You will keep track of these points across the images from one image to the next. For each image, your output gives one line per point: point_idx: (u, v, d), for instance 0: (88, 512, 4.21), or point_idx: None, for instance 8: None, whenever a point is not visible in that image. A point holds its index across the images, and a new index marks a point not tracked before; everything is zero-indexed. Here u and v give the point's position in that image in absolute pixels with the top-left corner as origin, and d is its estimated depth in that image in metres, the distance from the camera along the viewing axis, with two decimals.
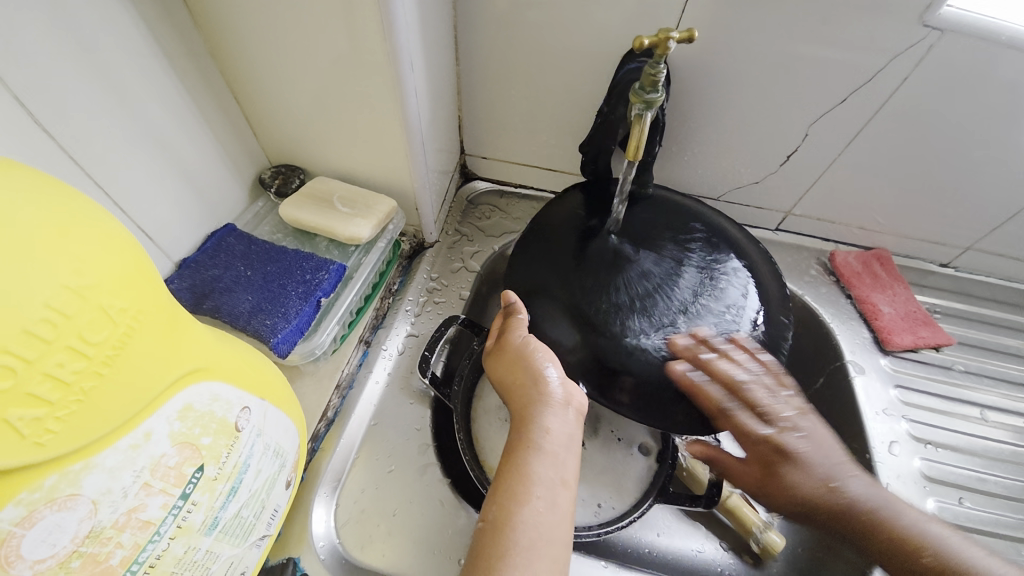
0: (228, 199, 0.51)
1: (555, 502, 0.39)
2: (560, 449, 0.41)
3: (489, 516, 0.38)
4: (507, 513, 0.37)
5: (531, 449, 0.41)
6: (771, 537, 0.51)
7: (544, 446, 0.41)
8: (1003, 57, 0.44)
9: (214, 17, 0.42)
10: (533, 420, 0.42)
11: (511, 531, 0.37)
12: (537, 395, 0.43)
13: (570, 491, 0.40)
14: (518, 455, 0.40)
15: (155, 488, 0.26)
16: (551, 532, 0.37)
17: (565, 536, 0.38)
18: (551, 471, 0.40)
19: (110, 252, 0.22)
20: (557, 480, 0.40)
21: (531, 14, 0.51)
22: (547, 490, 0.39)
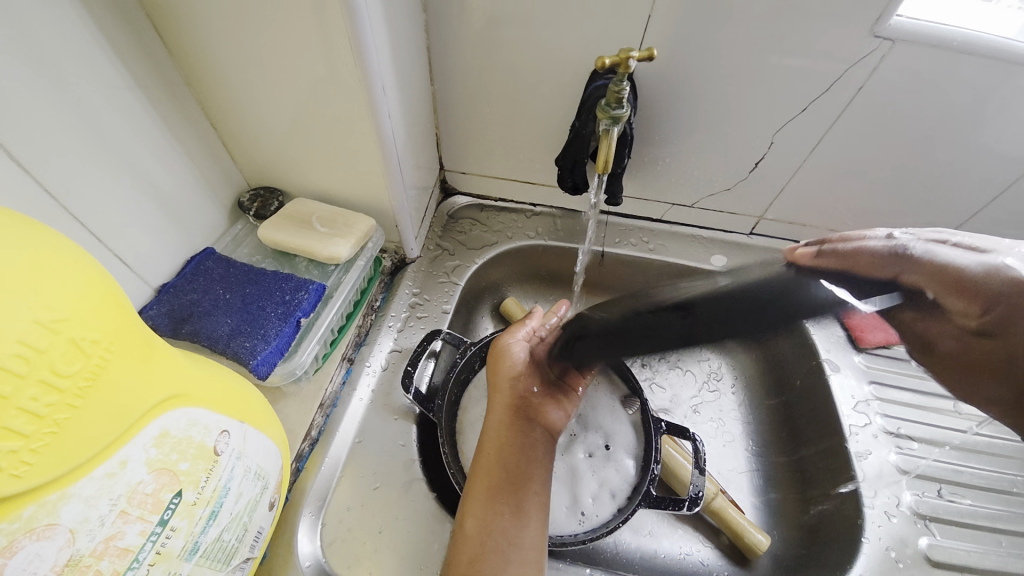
0: (206, 223, 0.52)
1: (523, 509, 0.40)
2: (527, 455, 0.43)
3: (464, 523, 0.39)
4: (478, 518, 0.39)
5: (499, 455, 0.42)
6: (755, 537, 0.52)
7: (511, 452, 0.42)
8: (952, 62, 0.47)
9: (189, 48, 0.43)
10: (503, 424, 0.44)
11: (482, 536, 0.38)
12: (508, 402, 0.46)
13: (541, 498, 0.41)
14: (484, 461, 0.42)
15: (133, 515, 0.26)
16: (522, 535, 0.39)
17: (537, 540, 0.39)
18: (518, 475, 0.41)
19: (81, 285, 0.23)
20: (525, 485, 0.41)
21: (502, 35, 0.52)
22: (516, 494, 0.40)
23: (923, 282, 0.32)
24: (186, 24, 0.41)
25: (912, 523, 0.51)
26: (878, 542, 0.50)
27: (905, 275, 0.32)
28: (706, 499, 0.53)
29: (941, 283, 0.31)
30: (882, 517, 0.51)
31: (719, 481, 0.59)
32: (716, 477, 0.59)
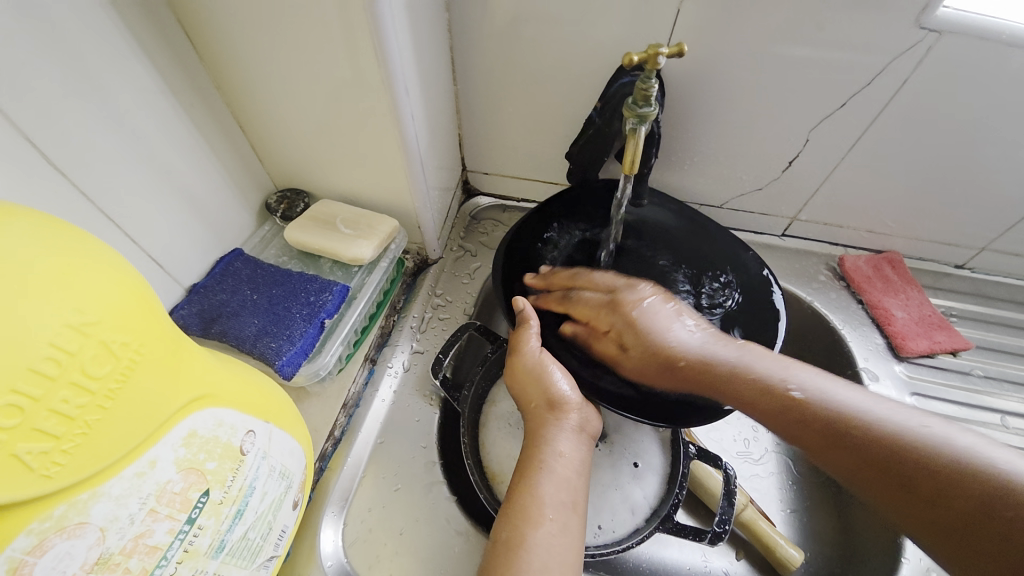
0: (235, 224, 0.53)
1: (568, 527, 0.39)
2: (573, 473, 0.42)
3: (503, 535, 0.38)
4: (520, 535, 0.38)
5: (543, 470, 0.41)
6: (788, 551, 0.50)
7: (555, 469, 0.42)
8: (1008, 54, 0.44)
9: (219, 53, 0.43)
10: (549, 442, 0.43)
11: (524, 553, 0.37)
12: (552, 420, 0.45)
13: (582, 516, 0.41)
14: (528, 476, 0.41)
15: (161, 514, 0.26)
16: (563, 555, 0.38)
17: (576, 558, 0.38)
18: (563, 494, 0.41)
19: (111, 289, 0.23)
20: (569, 503, 0.40)
21: (526, 35, 0.52)
22: (559, 513, 0.40)
23: (654, 358, 0.47)
24: (216, 31, 0.41)
25: None
26: (920, 562, 0.46)
27: (651, 351, 0.47)
28: (737, 509, 0.52)
29: (672, 370, 0.46)
30: None
31: (747, 492, 0.56)
32: (744, 488, 0.57)
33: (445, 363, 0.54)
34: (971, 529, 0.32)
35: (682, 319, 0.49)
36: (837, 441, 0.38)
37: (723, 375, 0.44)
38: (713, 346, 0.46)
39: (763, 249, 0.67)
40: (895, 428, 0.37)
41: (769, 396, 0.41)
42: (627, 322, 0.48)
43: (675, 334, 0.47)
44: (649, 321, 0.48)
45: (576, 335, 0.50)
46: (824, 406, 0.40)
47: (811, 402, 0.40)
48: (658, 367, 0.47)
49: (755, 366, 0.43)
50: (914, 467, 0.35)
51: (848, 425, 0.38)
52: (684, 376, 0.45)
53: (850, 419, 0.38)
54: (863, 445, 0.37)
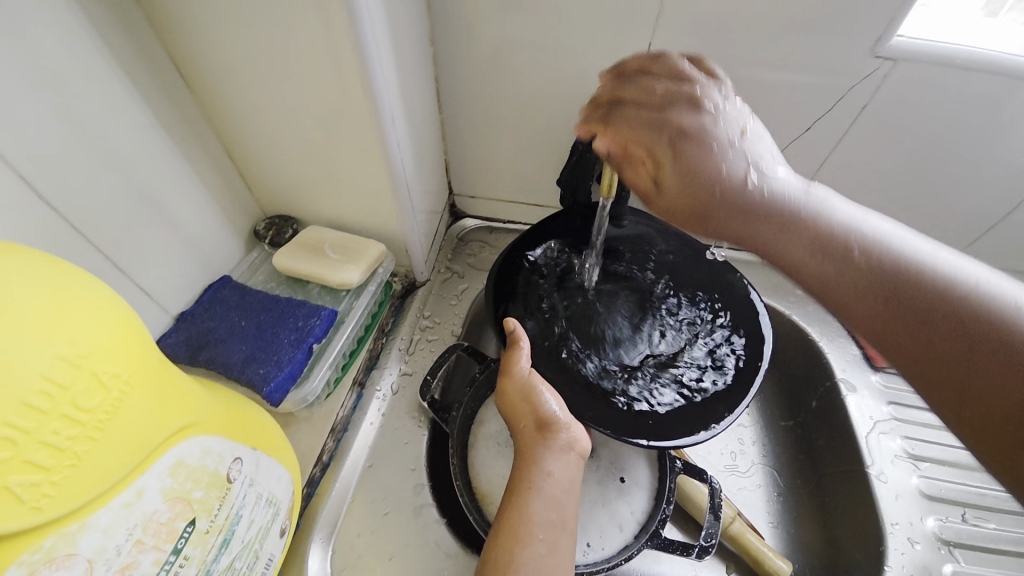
0: (223, 251, 0.53)
1: (556, 546, 0.40)
2: (561, 492, 0.43)
3: (492, 557, 0.39)
4: (509, 554, 0.39)
5: (532, 489, 0.42)
6: (776, 563, 0.51)
7: (545, 488, 0.42)
8: (956, 80, 0.47)
9: (210, 88, 0.45)
10: (538, 462, 0.44)
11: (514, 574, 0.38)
12: (542, 440, 0.45)
13: (570, 534, 0.42)
14: (517, 495, 0.42)
15: (148, 544, 0.27)
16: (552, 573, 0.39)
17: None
18: (552, 513, 0.42)
19: (102, 322, 0.24)
20: (557, 522, 0.41)
21: (508, 66, 0.54)
22: (548, 532, 0.40)
23: (695, 196, 0.33)
24: (208, 66, 0.43)
25: (936, 549, 0.50)
26: (902, 570, 0.49)
27: (683, 144, 0.34)
28: (724, 523, 0.52)
29: (706, 187, 0.33)
30: (905, 544, 0.50)
31: (735, 504, 0.57)
32: (732, 501, 0.57)
33: (433, 385, 0.54)
34: None
35: (731, 122, 0.34)
36: (906, 315, 0.31)
37: (775, 222, 0.33)
38: (783, 194, 0.34)
39: (742, 265, 0.69)
40: (1001, 308, 0.29)
41: (809, 248, 0.33)
42: (675, 156, 0.34)
43: (734, 172, 0.33)
44: (698, 128, 0.34)
45: (613, 151, 0.36)
46: (869, 253, 0.32)
47: (874, 262, 0.32)
48: (697, 202, 0.33)
49: (822, 212, 0.33)
50: (1021, 370, 0.27)
51: (929, 293, 0.30)
52: (712, 191, 0.33)
53: (930, 296, 0.30)
54: (883, 288, 0.32)
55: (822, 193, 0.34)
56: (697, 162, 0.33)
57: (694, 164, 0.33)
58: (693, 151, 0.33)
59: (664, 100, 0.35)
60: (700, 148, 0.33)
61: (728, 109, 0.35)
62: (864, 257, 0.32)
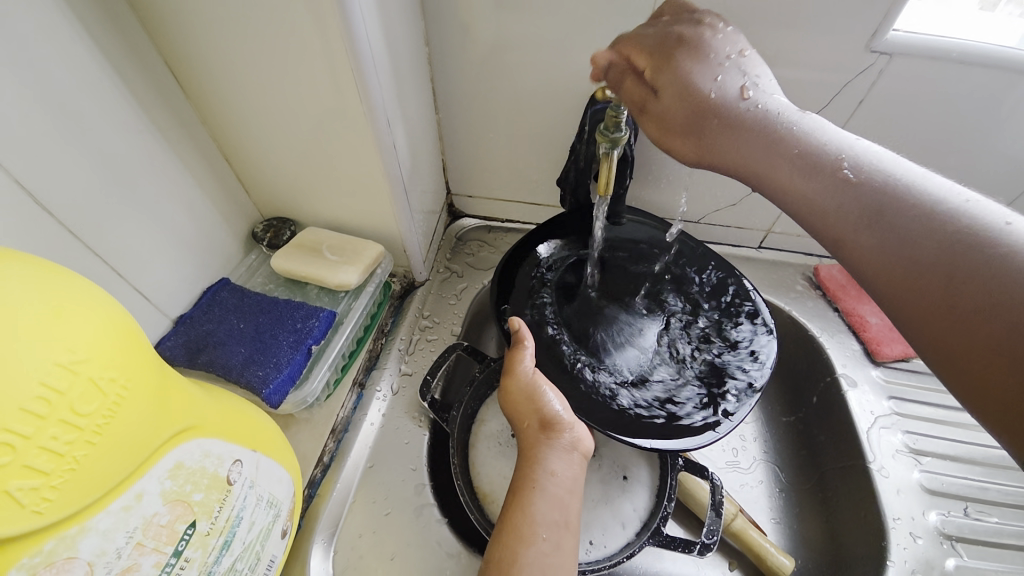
0: (221, 254, 0.53)
1: (560, 546, 0.40)
2: (565, 492, 0.43)
3: (495, 556, 0.38)
4: (512, 554, 0.38)
5: (535, 488, 0.42)
6: (778, 559, 0.51)
7: (548, 487, 0.42)
8: (954, 73, 0.47)
9: (205, 91, 0.45)
10: (541, 461, 0.44)
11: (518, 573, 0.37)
12: (546, 440, 0.45)
13: (574, 534, 0.41)
14: (521, 494, 0.42)
15: (148, 547, 0.27)
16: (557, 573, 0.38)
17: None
18: (555, 512, 0.41)
19: (99, 327, 0.24)
20: (561, 522, 0.41)
21: (503, 66, 0.54)
22: (552, 532, 0.40)
23: (682, 108, 0.35)
24: (203, 70, 0.43)
25: (938, 544, 0.50)
26: (905, 565, 0.48)
27: (679, 56, 0.35)
28: (726, 520, 0.52)
29: (693, 103, 0.35)
30: (907, 539, 0.50)
31: (737, 501, 0.57)
32: (734, 497, 0.57)
33: (433, 385, 0.54)
34: None
35: (732, 47, 0.36)
36: (886, 230, 0.30)
37: (761, 137, 0.35)
38: (772, 113, 0.35)
39: (742, 261, 0.69)
40: (991, 231, 0.28)
41: (793, 165, 0.34)
42: (670, 68, 0.35)
43: (725, 88, 0.35)
44: (698, 45, 0.35)
45: (616, 72, 0.38)
46: (858, 172, 0.32)
47: (864, 179, 0.32)
48: (689, 116, 0.35)
49: (813, 133, 0.34)
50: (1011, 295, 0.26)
51: (915, 211, 0.30)
52: (699, 106, 0.35)
53: (917, 210, 0.30)
54: (869, 205, 0.31)
55: (815, 119, 0.35)
56: (690, 76, 0.35)
57: (686, 76, 0.35)
58: (687, 63, 0.35)
59: (669, 25, 0.37)
60: (698, 64, 0.35)
61: (731, 35, 0.37)
62: (853, 176, 0.32)
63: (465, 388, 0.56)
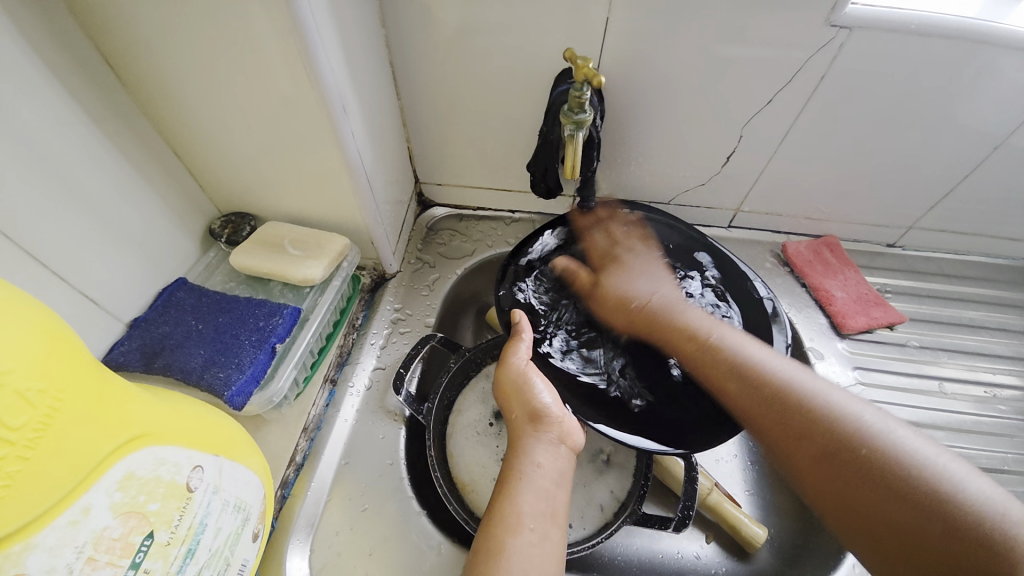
0: (176, 253, 0.51)
1: (547, 535, 0.40)
2: (552, 483, 0.43)
3: (481, 547, 0.38)
4: (499, 543, 0.38)
5: (522, 479, 0.42)
6: (753, 530, 0.52)
7: (534, 478, 0.42)
8: (910, 46, 0.47)
9: (144, 79, 0.42)
10: (528, 453, 0.44)
11: (505, 562, 0.37)
12: (534, 432, 0.45)
13: (562, 525, 0.41)
14: (509, 485, 0.42)
15: (102, 561, 0.25)
16: (542, 562, 0.38)
17: (555, 565, 0.39)
18: (542, 503, 0.41)
19: (21, 335, 0.22)
20: (547, 512, 0.41)
21: (466, 48, 0.53)
22: (539, 522, 0.40)
23: (614, 306, 0.55)
24: (138, 56, 0.40)
25: None
26: None
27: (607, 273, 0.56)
28: (702, 495, 0.53)
29: (624, 305, 0.54)
30: None
31: (712, 475, 0.58)
32: (709, 471, 0.59)
33: (407, 376, 0.54)
34: (888, 501, 0.36)
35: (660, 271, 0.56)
36: (779, 421, 0.42)
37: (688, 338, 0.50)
38: (668, 311, 0.52)
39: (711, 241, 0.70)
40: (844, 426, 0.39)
41: (702, 352, 0.48)
42: (604, 279, 0.56)
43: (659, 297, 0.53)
44: (624, 267, 0.56)
45: (608, 203, 0.60)
46: (747, 365, 0.45)
47: (752, 375, 0.44)
48: (628, 318, 0.54)
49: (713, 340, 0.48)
50: (833, 443, 0.39)
51: (790, 406, 0.42)
52: (635, 316, 0.53)
53: (801, 421, 0.41)
54: (766, 396, 0.43)
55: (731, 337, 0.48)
56: (616, 280, 0.55)
57: (624, 279, 0.55)
58: (637, 281, 0.55)
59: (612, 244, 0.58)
60: (633, 267, 0.56)
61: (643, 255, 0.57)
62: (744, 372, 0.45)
63: (440, 379, 0.56)
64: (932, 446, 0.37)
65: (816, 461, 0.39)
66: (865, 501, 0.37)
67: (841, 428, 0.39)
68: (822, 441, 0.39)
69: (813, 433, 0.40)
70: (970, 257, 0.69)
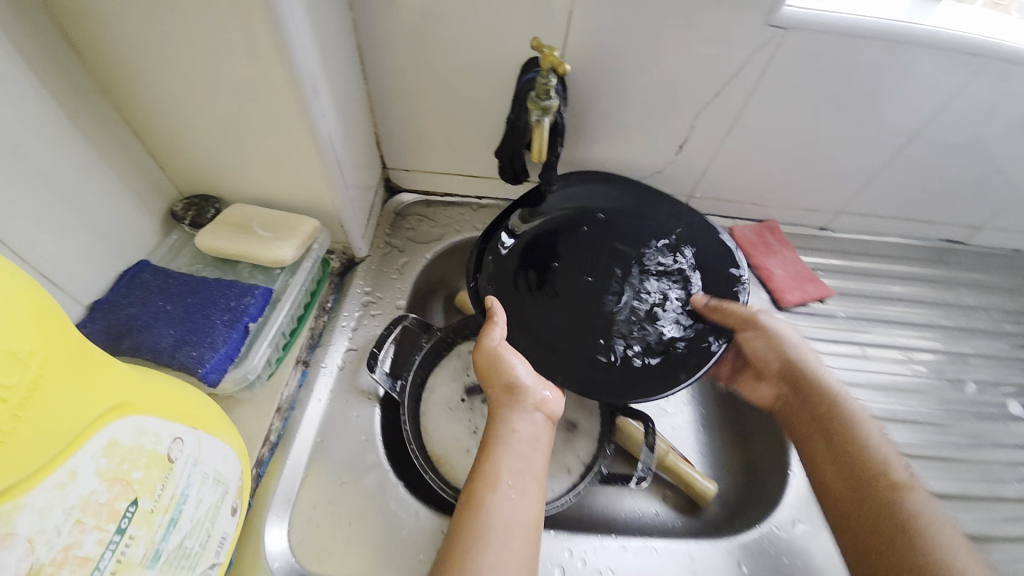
0: (136, 235, 0.50)
1: (525, 492, 0.42)
2: (529, 446, 0.45)
3: (463, 504, 0.41)
4: (479, 497, 0.41)
5: (500, 443, 0.45)
6: (704, 485, 0.58)
7: (512, 442, 0.45)
8: (838, 46, 0.53)
9: (102, 54, 0.41)
10: (505, 420, 0.46)
11: (484, 515, 0.40)
12: (511, 400, 0.48)
13: (540, 484, 0.44)
14: (488, 449, 0.44)
15: (89, 525, 0.26)
16: (521, 516, 0.41)
17: (534, 518, 0.41)
18: (519, 463, 0.44)
19: (12, 297, 0.22)
20: (525, 472, 0.44)
21: (433, 33, 0.54)
22: (516, 479, 0.43)
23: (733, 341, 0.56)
24: (97, 29, 0.39)
25: None
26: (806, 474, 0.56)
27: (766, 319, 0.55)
28: (659, 457, 0.58)
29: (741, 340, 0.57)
30: None
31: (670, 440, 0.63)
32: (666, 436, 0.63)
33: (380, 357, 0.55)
34: (892, 548, 0.43)
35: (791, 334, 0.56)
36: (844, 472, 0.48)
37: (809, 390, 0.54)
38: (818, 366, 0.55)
39: None
40: (901, 503, 0.45)
41: (817, 412, 0.53)
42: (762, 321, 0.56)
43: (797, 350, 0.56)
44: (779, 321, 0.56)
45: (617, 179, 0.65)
46: (855, 439, 0.50)
47: (863, 480, 0.47)
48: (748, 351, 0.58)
49: (851, 413, 0.52)
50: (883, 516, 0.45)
51: (860, 469, 0.48)
52: (755, 355, 0.57)
53: (862, 496, 0.47)
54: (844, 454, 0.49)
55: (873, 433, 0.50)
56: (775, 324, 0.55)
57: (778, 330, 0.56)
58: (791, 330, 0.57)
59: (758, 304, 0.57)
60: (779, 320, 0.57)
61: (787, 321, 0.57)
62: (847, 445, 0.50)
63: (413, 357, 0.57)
64: (950, 528, 0.44)
65: (864, 514, 0.46)
66: (871, 532, 0.44)
67: (897, 506, 0.45)
68: (878, 509, 0.45)
69: (871, 495, 0.46)
70: (890, 239, 0.78)
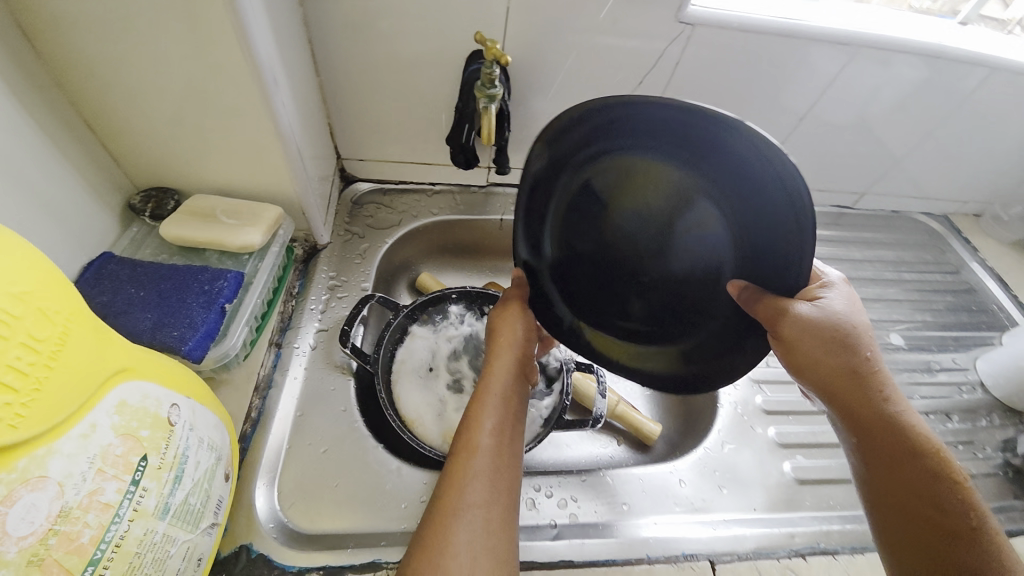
0: (97, 228, 0.50)
1: (511, 437, 0.45)
2: (514, 395, 0.48)
3: (458, 447, 0.43)
4: (474, 440, 0.43)
5: (491, 394, 0.47)
6: (649, 427, 0.65)
7: (501, 392, 0.47)
8: (738, 39, 0.62)
9: (57, 45, 0.41)
10: (496, 372, 0.49)
11: (477, 455, 0.42)
12: (502, 354, 0.50)
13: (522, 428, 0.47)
14: (480, 399, 0.47)
15: (109, 474, 0.29)
16: (508, 458, 0.43)
17: (517, 461, 0.44)
18: (507, 411, 0.46)
19: (34, 263, 0.25)
20: (512, 418, 0.46)
21: (382, 28, 0.58)
22: (505, 425, 0.45)
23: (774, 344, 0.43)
24: (53, 21, 0.40)
25: (750, 387, 0.67)
26: (730, 405, 0.66)
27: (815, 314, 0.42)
28: (610, 407, 0.66)
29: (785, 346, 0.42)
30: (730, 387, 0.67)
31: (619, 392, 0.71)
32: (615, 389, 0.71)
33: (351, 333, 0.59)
34: None
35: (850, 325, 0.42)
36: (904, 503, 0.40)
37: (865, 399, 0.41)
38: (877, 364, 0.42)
39: None
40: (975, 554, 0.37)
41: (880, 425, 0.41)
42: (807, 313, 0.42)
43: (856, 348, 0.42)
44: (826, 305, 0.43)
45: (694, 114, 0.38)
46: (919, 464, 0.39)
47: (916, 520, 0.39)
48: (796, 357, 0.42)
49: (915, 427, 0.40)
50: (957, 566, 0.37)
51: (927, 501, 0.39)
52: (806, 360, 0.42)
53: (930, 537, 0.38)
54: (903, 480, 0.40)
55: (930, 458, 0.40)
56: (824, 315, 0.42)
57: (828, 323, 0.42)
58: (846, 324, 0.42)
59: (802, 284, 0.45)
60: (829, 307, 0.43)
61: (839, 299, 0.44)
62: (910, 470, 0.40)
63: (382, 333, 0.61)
64: None
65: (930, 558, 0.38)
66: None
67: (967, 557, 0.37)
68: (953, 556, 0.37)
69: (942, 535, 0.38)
70: None
